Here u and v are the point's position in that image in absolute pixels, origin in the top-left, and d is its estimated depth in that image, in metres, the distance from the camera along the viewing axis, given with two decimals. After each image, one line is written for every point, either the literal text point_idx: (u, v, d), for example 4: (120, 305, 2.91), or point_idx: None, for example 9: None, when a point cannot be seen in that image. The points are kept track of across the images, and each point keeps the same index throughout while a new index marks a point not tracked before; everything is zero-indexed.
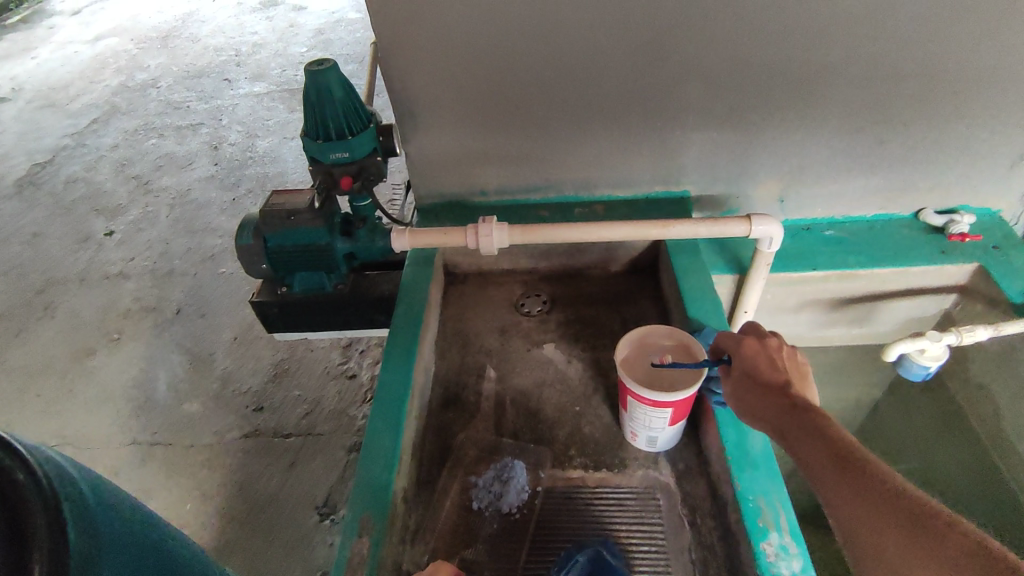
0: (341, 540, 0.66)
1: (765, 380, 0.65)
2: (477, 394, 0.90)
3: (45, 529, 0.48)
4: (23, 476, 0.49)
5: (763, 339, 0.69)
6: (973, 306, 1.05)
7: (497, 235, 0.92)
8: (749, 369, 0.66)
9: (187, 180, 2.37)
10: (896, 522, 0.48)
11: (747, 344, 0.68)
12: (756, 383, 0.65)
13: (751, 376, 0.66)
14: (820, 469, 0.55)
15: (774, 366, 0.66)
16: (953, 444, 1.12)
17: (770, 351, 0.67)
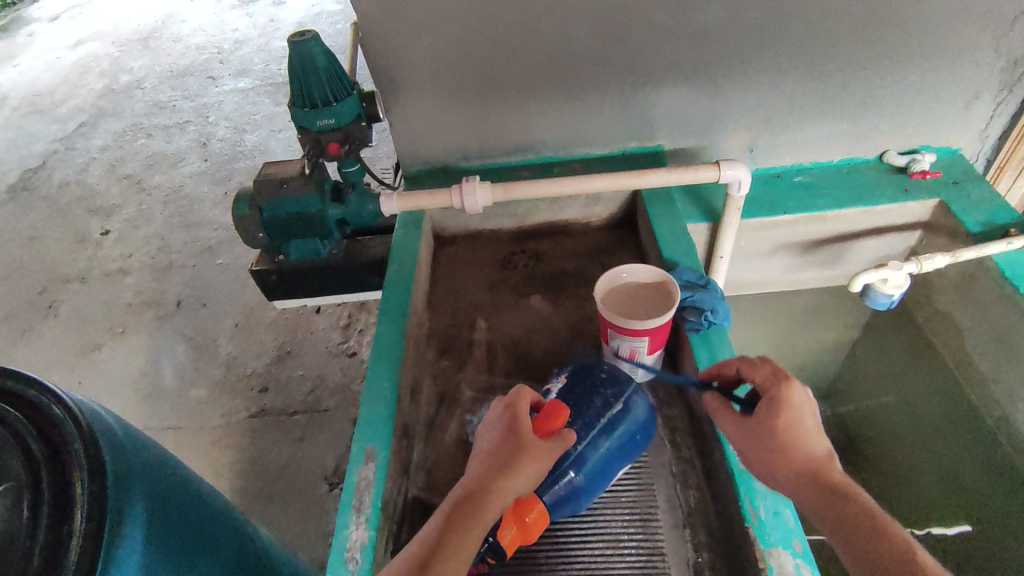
0: (347, 469, 0.72)
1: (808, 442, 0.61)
2: (469, 343, 0.95)
3: (88, 499, 0.53)
4: (77, 449, 0.56)
5: (803, 387, 0.64)
6: (936, 240, 1.10)
7: (480, 192, 0.97)
8: (793, 424, 0.61)
9: (179, 176, 2.40)
10: None
11: (793, 392, 0.62)
12: (798, 443, 0.61)
13: (792, 433, 0.61)
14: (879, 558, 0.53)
15: (815, 425, 0.62)
16: (925, 374, 1.18)
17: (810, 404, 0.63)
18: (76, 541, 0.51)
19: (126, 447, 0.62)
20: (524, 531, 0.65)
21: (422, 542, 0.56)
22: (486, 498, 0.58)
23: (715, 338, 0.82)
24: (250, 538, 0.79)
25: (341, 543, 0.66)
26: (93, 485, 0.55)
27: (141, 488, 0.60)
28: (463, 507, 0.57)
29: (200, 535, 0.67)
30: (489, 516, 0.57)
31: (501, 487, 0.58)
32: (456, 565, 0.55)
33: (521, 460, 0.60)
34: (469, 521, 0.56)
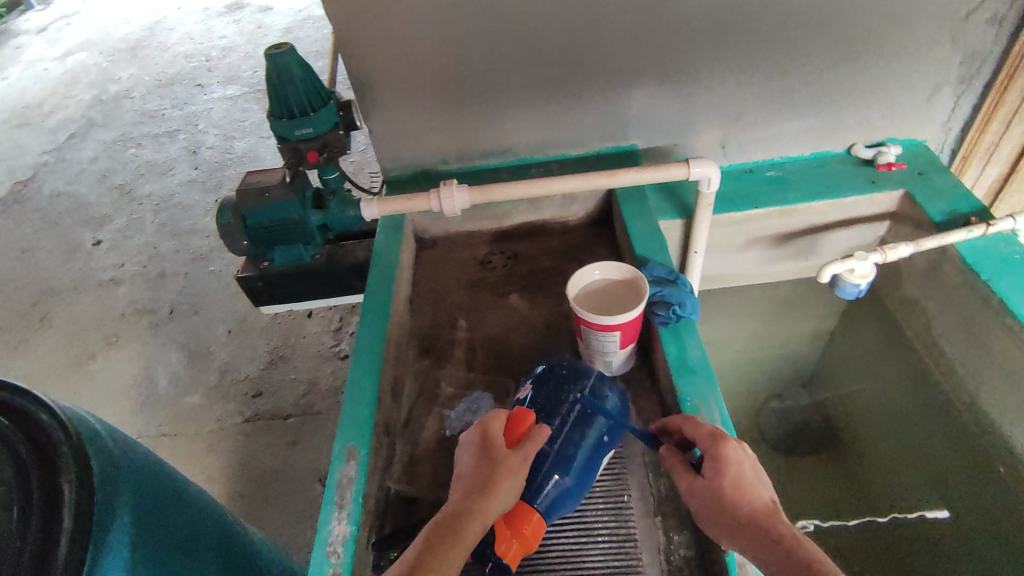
0: (330, 466, 0.75)
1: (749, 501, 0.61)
2: (450, 342, 0.98)
3: (75, 502, 0.56)
4: (64, 454, 0.59)
5: (740, 444, 0.64)
6: (904, 229, 1.13)
7: (457, 195, 0.99)
8: (733, 482, 0.62)
9: (169, 185, 2.42)
10: None
11: (729, 449, 0.63)
12: (740, 499, 0.61)
13: (734, 492, 0.61)
14: None
15: (757, 481, 0.63)
16: (896, 358, 1.22)
17: (749, 461, 0.63)
18: (64, 541, 0.54)
19: (113, 452, 0.64)
20: (523, 544, 0.65)
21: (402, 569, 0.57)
22: (467, 521, 0.59)
23: (684, 331, 0.84)
24: (239, 536, 0.82)
25: (324, 537, 0.69)
26: (80, 488, 0.57)
27: (127, 491, 0.63)
28: (443, 531, 0.59)
29: (187, 534, 0.70)
30: (471, 537, 0.59)
31: (482, 508, 0.60)
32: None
33: (500, 479, 0.62)
34: (449, 544, 0.58)
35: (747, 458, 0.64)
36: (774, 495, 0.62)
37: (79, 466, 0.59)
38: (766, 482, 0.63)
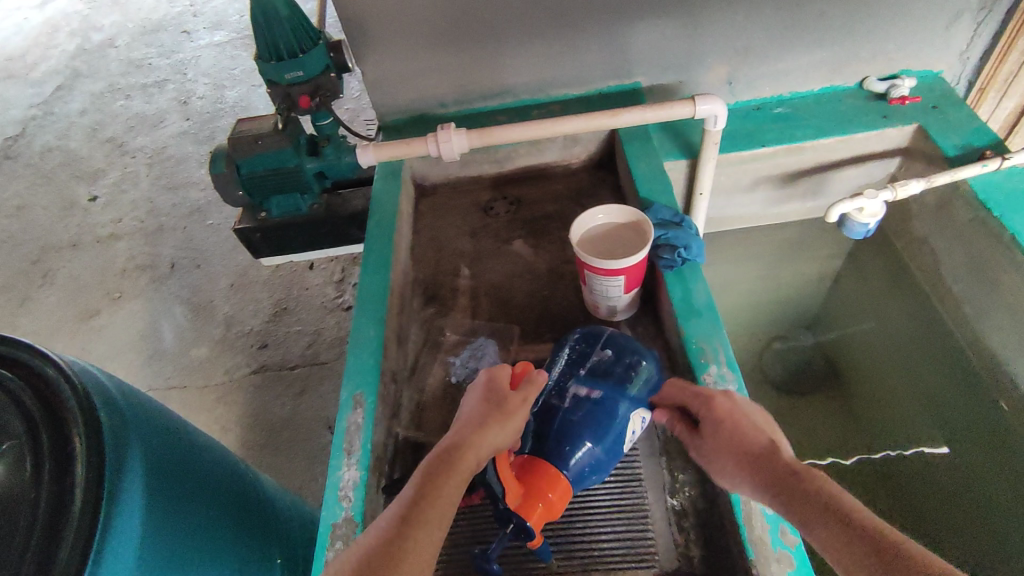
0: (338, 414, 0.76)
1: (742, 442, 0.63)
2: (453, 290, 0.98)
3: (87, 453, 0.57)
4: (73, 407, 0.59)
5: (729, 396, 0.68)
6: (915, 165, 1.10)
7: (456, 139, 0.97)
8: (726, 427, 0.65)
9: (162, 137, 2.36)
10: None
11: (718, 403, 0.67)
12: (738, 443, 0.63)
13: (728, 435, 0.64)
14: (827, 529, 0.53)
15: (752, 424, 0.65)
16: (902, 295, 1.21)
17: (739, 409, 0.66)
18: (79, 492, 0.55)
19: (122, 405, 0.65)
20: (549, 509, 0.64)
21: (399, 504, 0.56)
22: (464, 452, 0.59)
23: (689, 275, 0.84)
24: (250, 482, 0.83)
25: (335, 482, 0.71)
26: (90, 440, 0.58)
27: (139, 440, 0.63)
28: (438, 463, 0.58)
29: (200, 481, 0.71)
30: (467, 470, 0.58)
31: (477, 441, 0.60)
32: (437, 518, 0.55)
33: (499, 417, 0.62)
34: (446, 477, 0.57)
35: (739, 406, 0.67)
36: (771, 433, 0.64)
37: (89, 418, 0.59)
38: (762, 424, 0.65)
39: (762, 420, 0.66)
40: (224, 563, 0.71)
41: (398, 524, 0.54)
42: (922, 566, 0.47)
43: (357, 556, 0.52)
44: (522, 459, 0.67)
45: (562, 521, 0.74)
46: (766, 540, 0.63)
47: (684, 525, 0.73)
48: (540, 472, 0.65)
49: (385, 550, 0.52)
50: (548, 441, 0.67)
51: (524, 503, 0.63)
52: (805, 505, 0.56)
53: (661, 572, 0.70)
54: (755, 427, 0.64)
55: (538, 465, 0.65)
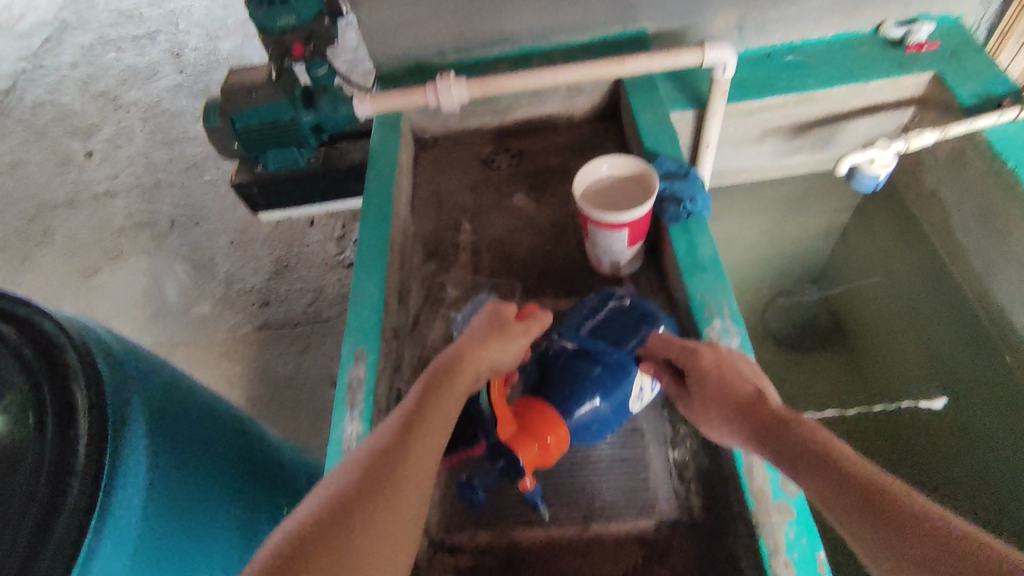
0: (340, 369, 0.76)
1: (726, 390, 0.62)
2: (454, 245, 0.97)
3: (89, 406, 0.57)
4: (72, 361, 0.59)
5: (713, 347, 0.65)
6: (929, 115, 1.07)
7: (456, 89, 0.94)
8: (710, 378, 0.63)
9: (155, 91, 2.30)
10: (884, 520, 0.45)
11: (701, 357, 0.64)
12: (722, 394, 0.62)
13: (712, 386, 0.63)
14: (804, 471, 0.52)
15: (740, 373, 0.62)
16: (909, 249, 1.19)
17: (725, 358, 0.64)
18: (83, 446, 0.55)
19: (122, 360, 0.65)
20: (544, 452, 0.65)
21: (400, 413, 0.55)
22: (464, 365, 0.59)
23: (694, 228, 0.82)
24: (255, 436, 0.84)
25: (338, 436, 0.71)
26: (91, 393, 0.58)
27: (140, 394, 0.64)
28: (438, 376, 0.58)
29: (204, 435, 0.72)
30: (466, 381, 0.58)
31: (478, 356, 0.60)
32: (440, 425, 0.54)
33: (500, 334, 0.62)
34: (447, 387, 0.57)
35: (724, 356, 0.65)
36: (760, 383, 0.61)
37: (89, 372, 0.59)
38: (750, 372, 0.63)
39: (751, 369, 0.63)
40: (232, 512, 0.73)
41: (401, 429, 0.53)
42: (911, 511, 0.44)
43: (361, 460, 0.51)
44: (526, 398, 0.68)
45: (565, 472, 0.75)
46: (767, 492, 0.64)
47: (685, 476, 0.73)
48: (537, 412, 0.65)
49: (389, 452, 0.51)
50: (554, 394, 0.68)
51: (515, 437, 0.64)
52: (786, 447, 0.54)
53: (661, 522, 0.71)
54: (740, 375, 0.62)
55: (537, 405, 0.66)
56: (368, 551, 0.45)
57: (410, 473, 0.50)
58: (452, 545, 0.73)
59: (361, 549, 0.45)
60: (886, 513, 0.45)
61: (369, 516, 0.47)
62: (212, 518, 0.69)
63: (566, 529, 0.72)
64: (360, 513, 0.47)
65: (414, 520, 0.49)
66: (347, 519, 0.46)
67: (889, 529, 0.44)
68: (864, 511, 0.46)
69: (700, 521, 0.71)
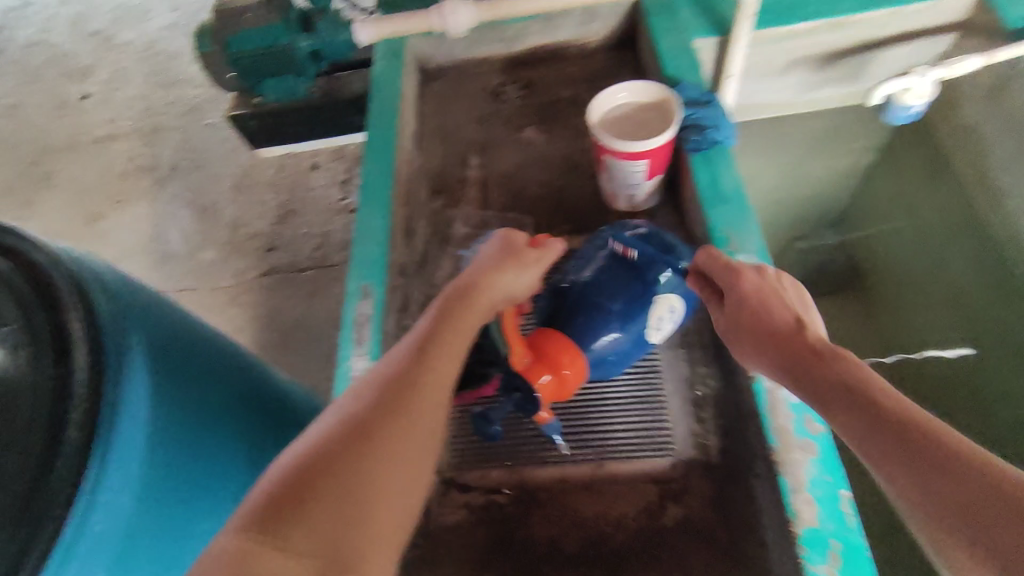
0: (345, 305, 0.73)
1: (765, 318, 0.57)
2: (463, 181, 0.92)
3: (85, 337, 0.55)
4: (66, 291, 0.56)
5: (759, 270, 0.60)
6: (971, 42, 0.99)
7: (462, 10, 0.87)
8: (749, 302, 0.58)
9: (151, 32, 2.16)
10: (919, 461, 0.42)
11: (744, 278, 0.59)
12: (759, 320, 0.57)
13: (750, 310, 0.58)
14: (838, 403, 0.49)
15: (783, 303, 0.58)
16: (939, 188, 1.14)
17: (768, 285, 0.59)
18: (81, 376, 0.53)
19: (119, 293, 0.62)
20: (561, 383, 0.62)
21: (414, 339, 0.53)
22: (478, 294, 0.56)
23: (717, 158, 0.77)
24: (262, 374, 0.83)
25: (346, 372, 0.69)
26: (88, 323, 0.55)
27: (140, 328, 0.61)
28: (453, 302, 0.55)
29: (209, 371, 0.70)
30: (480, 313, 0.56)
31: (493, 284, 0.57)
32: (456, 353, 0.52)
33: (514, 263, 0.59)
34: (463, 315, 0.55)
35: (770, 282, 0.60)
36: (803, 314, 0.57)
37: (84, 303, 0.57)
38: (794, 303, 0.58)
39: (795, 299, 0.59)
40: (240, 449, 0.71)
41: (415, 356, 0.51)
42: (953, 456, 0.41)
43: (373, 386, 0.49)
44: (541, 328, 0.66)
45: (579, 410, 0.74)
46: (790, 430, 0.62)
47: (703, 416, 0.71)
48: (553, 342, 0.63)
49: (403, 379, 0.49)
50: (571, 328, 0.66)
51: (531, 367, 0.62)
52: (823, 378, 0.51)
53: (677, 461, 0.69)
54: (785, 302, 0.57)
55: (553, 335, 0.64)
56: (382, 476, 0.44)
57: (425, 401, 0.48)
58: (464, 483, 0.72)
59: (374, 474, 0.44)
60: (925, 458, 0.42)
61: (381, 441, 0.45)
62: (218, 456, 0.68)
63: (580, 467, 0.70)
64: (374, 438, 0.45)
65: (430, 448, 0.48)
66: (358, 446, 0.44)
67: (925, 475, 0.41)
68: (902, 453, 0.43)
69: (717, 460, 0.69)
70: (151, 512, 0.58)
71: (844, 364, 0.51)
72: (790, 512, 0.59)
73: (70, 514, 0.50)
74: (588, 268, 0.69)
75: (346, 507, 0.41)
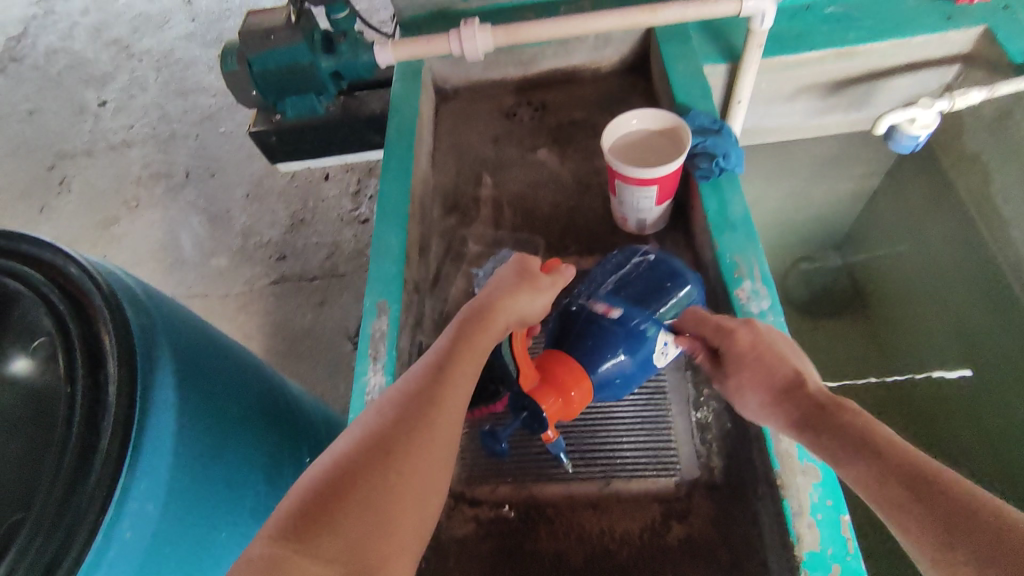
0: (362, 320, 0.75)
1: (768, 374, 0.57)
2: (477, 200, 0.95)
3: (117, 349, 0.57)
4: (98, 305, 0.58)
5: (748, 327, 0.61)
6: (975, 74, 1.02)
7: (481, 37, 0.90)
8: (747, 361, 0.59)
9: (167, 40, 2.22)
10: (927, 508, 0.42)
11: (739, 338, 0.60)
12: (761, 377, 0.58)
13: (750, 368, 0.59)
14: (843, 455, 0.49)
15: (777, 356, 0.58)
16: (942, 214, 1.16)
17: (761, 340, 0.60)
18: (114, 387, 0.55)
19: (147, 306, 0.64)
20: (567, 405, 0.64)
21: (431, 358, 0.54)
22: (494, 314, 0.58)
23: (725, 185, 0.79)
24: (276, 384, 0.85)
25: (362, 387, 0.71)
26: (120, 336, 0.58)
27: (167, 340, 0.63)
28: (470, 321, 0.57)
29: (230, 383, 0.72)
30: (496, 332, 0.57)
31: (509, 305, 0.59)
32: (472, 372, 0.54)
33: (528, 286, 0.61)
34: (481, 336, 0.56)
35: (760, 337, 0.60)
36: (799, 364, 0.57)
37: (115, 315, 0.59)
38: (790, 354, 0.59)
39: (790, 351, 0.59)
40: (257, 458, 0.74)
41: (434, 375, 0.53)
42: (962, 503, 0.41)
43: (394, 402, 0.51)
44: (550, 350, 0.68)
45: (585, 429, 0.76)
46: (793, 454, 0.63)
47: (707, 437, 0.73)
48: (561, 365, 0.65)
49: (422, 396, 0.51)
50: (579, 350, 0.67)
51: (538, 388, 0.64)
52: (827, 433, 0.51)
53: (682, 482, 0.71)
54: (781, 356, 0.58)
55: (560, 356, 0.66)
56: (403, 490, 0.46)
57: (443, 418, 0.50)
58: (474, 498, 0.74)
59: (394, 490, 0.46)
60: (933, 506, 0.42)
61: (402, 457, 0.47)
62: (237, 467, 0.70)
63: (587, 485, 0.72)
64: (395, 454, 0.47)
65: (445, 464, 0.50)
66: (381, 463, 0.46)
67: (938, 525, 0.41)
68: (914, 502, 0.43)
69: (720, 481, 0.70)
70: (174, 521, 0.60)
71: (847, 415, 0.51)
72: (792, 535, 0.60)
73: (104, 518, 0.52)
74: (598, 292, 0.72)
75: (370, 521, 0.44)
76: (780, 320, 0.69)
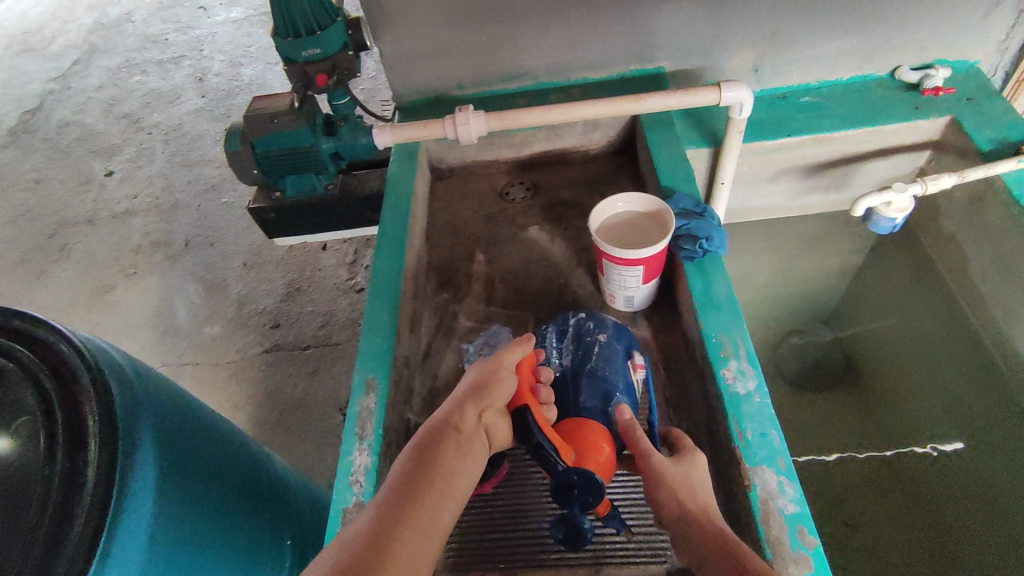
0: (350, 398, 0.75)
1: (692, 485, 0.60)
2: (469, 276, 0.97)
3: (99, 433, 0.57)
4: (85, 385, 0.58)
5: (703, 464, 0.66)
6: (945, 159, 1.07)
7: (474, 122, 0.94)
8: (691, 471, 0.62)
9: (178, 114, 2.31)
10: None
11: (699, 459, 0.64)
12: (690, 481, 0.61)
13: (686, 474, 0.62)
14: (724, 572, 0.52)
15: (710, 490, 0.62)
16: (926, 289, 1.18)
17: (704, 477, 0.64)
18: (91, 473, 0.55)
19: (134, 384, 0.64)
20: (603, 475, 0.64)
21: (398, 472, 0.54)
22: (453, 427, 0.57)
23: (710, 266, 0.81)
24: (262, 461, 0.84)
25: (346, 467, 0.70)
26: (103, 418, 0.58)
27: (151, 422, 0.63)
28: (434, 438, 0.56)
29: (213, 463, 0.71)
30: (460, 444, 0.56)
31: (465, 415, 0.58)
32: (441, 487, 0.53)
33: (486, 389, 0.60)
34: (452, 442, 0.56)
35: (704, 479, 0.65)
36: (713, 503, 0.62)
37: (102, 395, 0.59)
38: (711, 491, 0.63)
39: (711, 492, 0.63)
40: (236, 544, 0.71)
41: (403, 488, 0.52)
42: None
43: (360, 534, 0.49)
44: (574, 422, 0.68)
45: None
46: (785, 541, 0.60)
47: None
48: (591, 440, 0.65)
49: (389, 512, 0.50)
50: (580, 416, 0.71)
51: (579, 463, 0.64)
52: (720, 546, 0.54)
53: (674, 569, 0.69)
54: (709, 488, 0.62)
55: (590, 430, 0.66)
56: None
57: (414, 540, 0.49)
58: None
59: None
60: None
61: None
62: (210, 558, 0.67)
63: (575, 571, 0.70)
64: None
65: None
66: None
67: None
68: None
69: None
70: None
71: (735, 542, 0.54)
72: None
73: None
74: (561, 357, 0.79)
75: None
76: (766, 401, 0.69)
